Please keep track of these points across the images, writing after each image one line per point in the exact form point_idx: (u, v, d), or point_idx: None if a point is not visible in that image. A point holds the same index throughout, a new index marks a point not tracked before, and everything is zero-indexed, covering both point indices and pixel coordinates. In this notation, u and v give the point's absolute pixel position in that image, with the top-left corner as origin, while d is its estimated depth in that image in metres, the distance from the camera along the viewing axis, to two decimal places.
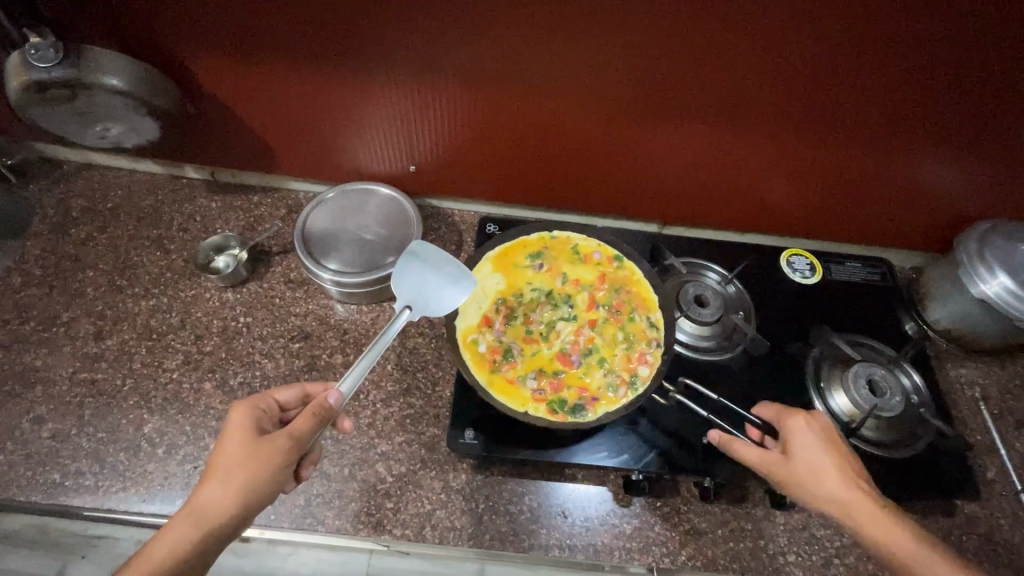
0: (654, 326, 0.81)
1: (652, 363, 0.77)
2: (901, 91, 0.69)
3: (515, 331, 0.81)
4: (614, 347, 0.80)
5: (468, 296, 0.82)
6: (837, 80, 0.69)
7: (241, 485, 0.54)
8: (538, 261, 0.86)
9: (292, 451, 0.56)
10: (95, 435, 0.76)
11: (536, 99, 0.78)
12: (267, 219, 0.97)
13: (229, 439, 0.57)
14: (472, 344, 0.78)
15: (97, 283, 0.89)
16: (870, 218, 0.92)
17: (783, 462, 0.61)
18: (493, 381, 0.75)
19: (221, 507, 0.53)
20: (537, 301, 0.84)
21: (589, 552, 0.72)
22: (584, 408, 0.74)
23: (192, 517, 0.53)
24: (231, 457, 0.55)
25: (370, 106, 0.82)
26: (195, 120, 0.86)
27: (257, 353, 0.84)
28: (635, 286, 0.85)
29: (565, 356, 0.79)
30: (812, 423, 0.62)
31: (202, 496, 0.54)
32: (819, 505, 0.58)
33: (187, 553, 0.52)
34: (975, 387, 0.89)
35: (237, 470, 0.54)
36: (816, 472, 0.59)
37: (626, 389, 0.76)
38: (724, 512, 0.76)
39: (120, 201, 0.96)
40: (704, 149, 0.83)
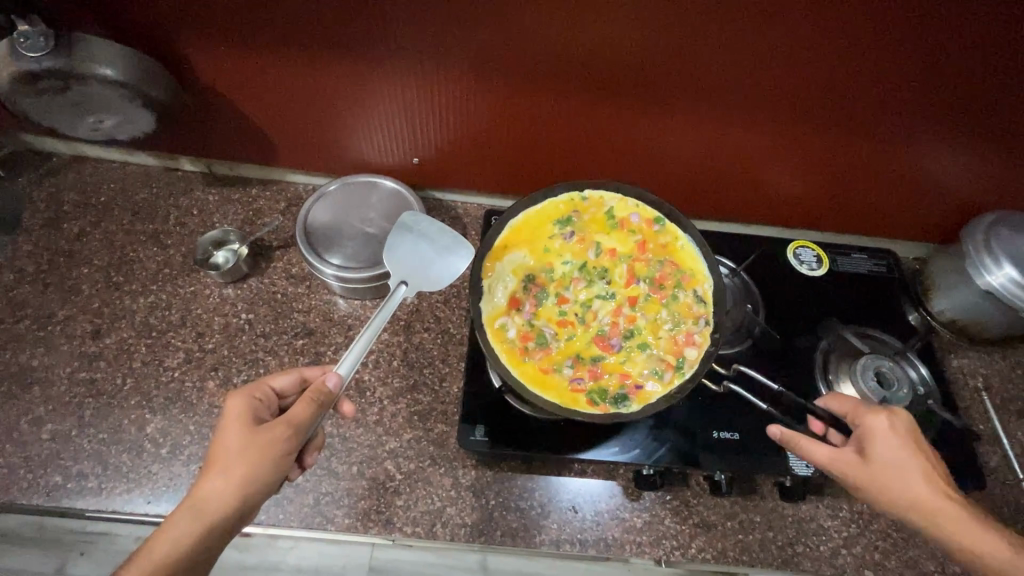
0: (703, 301, 0.78)
1: (701, 344, 0.75)
2: (909, 84, 0.69)
3: (547, 311, 0.78)
4: (657, 327, 0.78)
5: (493, 275, 0.78)
6: (846, 74, 0.68)
7: (241, 477, 0.52)
8: (569, 230, 0.81)
9: (292, 439, 0.55)
10: (96, 436, 0.75)
11: (544, 90, 0.76)
12: (267, 212, 0.95)
13: (227, 430, 0.55)
14: (500, 329, 0.75)
15: (92, 279, 0.86)
16: (876, 210, 0.92)
17: (859, 461, 0.60)
18: (528, 372, 0.73)
19: (221, 501, 0.52)
20: (570, 277, 0.80)
21: (600, 547, 0.73)
22: (628, 398, 0.72)
23: (193, 512, 0.51)
24: (230, 447, 0.53)
25: (373, 97, 0.80)
26: (192, 111, 0.83)
27: (260, 350, 0.83)
28: (680, 258, 0.81)
29: (604, 340, 0.77)
30: (891, 420, 0.61)
31: (202, 489, 0.52)
32: (895, 506, 0.58)
33: (189, 549, 0.50)
34: (978, 377, 0.90)
35: (237, 461, 0.52)
36: (895, 470, 0.58)
37: (673, 373, 0.74)
38: (733, 505, 0.76)
39: (114, 195, 0.94)
40: (714, 141, 0.82)
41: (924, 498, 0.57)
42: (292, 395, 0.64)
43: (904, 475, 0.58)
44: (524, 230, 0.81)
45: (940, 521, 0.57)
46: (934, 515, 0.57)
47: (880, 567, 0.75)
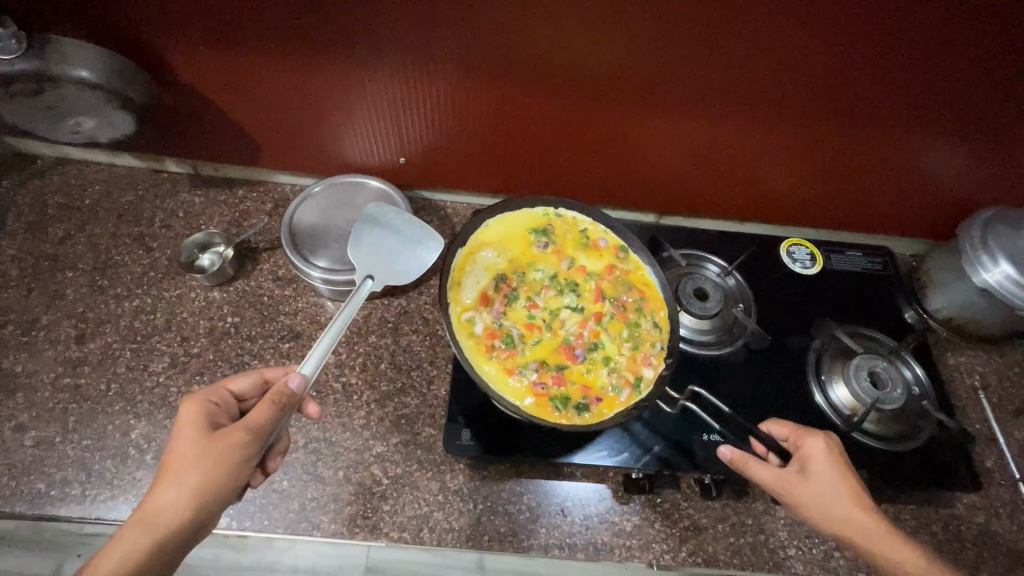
0: (660, 327, 0.78)
1: (656, 365, 0.75)
2: (900, 79, 0.67)
3: (516, 314, 0.78)
4: (619, 345, 0.77)
5: (467, 268, 0.78)
6: (834, 69, 0.67)
7: (194, 486, 0.51)
8: (543, 241, 0.83)
9: (250, 444, 0.54)
10: (80, 443, 0.74)
11: (530, 87, 0.75)
12: (253, 214, 0.94)
13: (181, 438, 0.54)
14: (468, 322, 0.75)
15: (77, 283, 0.85)
16: (871, 206, 0.90)
17: (800, 479, 0.59)
18: (491, 368, 0.72)
19: (176, 510, 0.51)
20: (540, 284, 0.81)
21: (590, 551, 0.72)
22: (585, 408, 0.72)
23: (144, 523, 0.50)
24: (184, 456, 0.53)
25: (356, 96, 0.79)
26: (173, 112, 0.82)
27: (246, 354, 0.82)
28: (643, 285, 0.81)
29: (569, 348, 0.76)
30: (829, 443, 0.61)
31: (155, 500, 0.51)
32: (834, 528, 0.57)
33: (141, 561, 0.49)
34: (974, 375, 0.89)
35: (190, 470, 0.52)
36: (833, 489, 0.58)
37: (630, 391, 0.73)
38: (725, 508, 0.75)
39: (99, 197, 0.93)
40: (703, 137, 0.80)
41: (862, 521, 0.57)
42: (253, 398, 0.64)
43: (842, 497, 0.58)
44: (500, 232, 0.83)
45: (877, 545, 0.56)
46: (872, 539, 0.56)
47: (874, 570, 0.74)
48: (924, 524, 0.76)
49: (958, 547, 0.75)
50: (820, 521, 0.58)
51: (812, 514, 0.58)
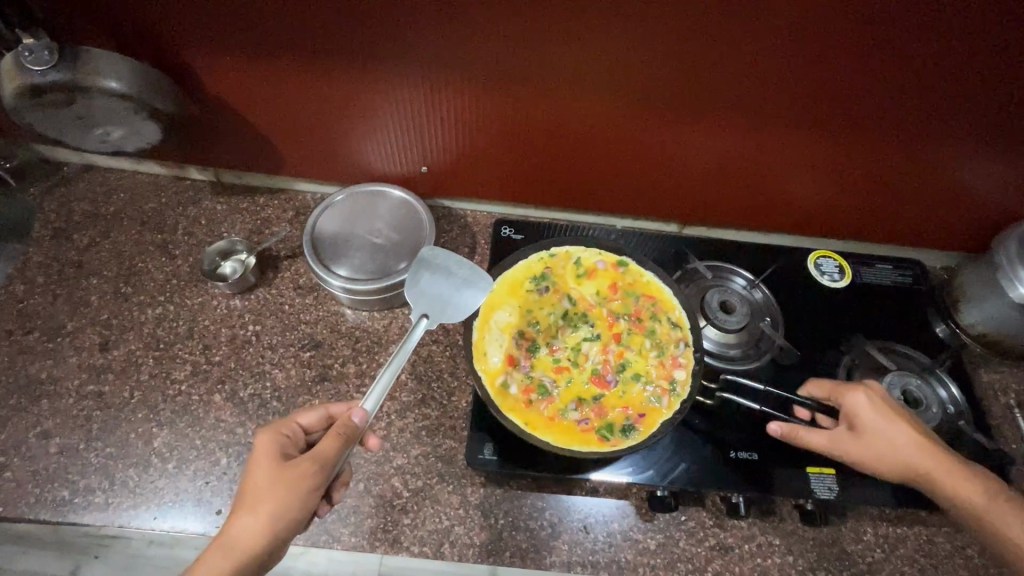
0: (677, 325, 0.74)
1: (686, 364, 0.71)
2: (937, 89, 0.66)
3: (542, 361, 0.72)
4: (646, 357, 0.73)
5: (481, 333, 0.72)
6: (866, 80, 0.66)
7: (269, 512, 0.52)
8: (542, 283, 0.77)
9: (317, 474, 0.54)
10: (104, 450, 0.74)
11: (561, 96, 0.74)
12: (274, 222, 0.94)
13: (256, 468, 0.55)
14: (503, 387, 0.68)
15: (101, 290, 0.86)
16: (906, 217, 0.88)
17: (853, 438, 0.64)
18: (534, 425, 0.66)
19: (253, 538, 0.51)
20: (554, 326, 0.75)
21: (613, 569, 0.70)
22: (634, 427, 0.67)
23: (225, 549, 0.51)
24: (260, 485, 0.53)
25: (383, 105, 0.79)
26: (198, 122, 0.82)
27: (267, 363, 0.82)
28: (651, 291, 0.77)
29: (600, 378, 0.71)
30: (872, 395, 0.64)
31: (234, 527, 0.52)
32: (895, 471, 0.62)
33: None
34: (1010, 393, 0.86)
35: (265, 498, 0.52)
36: (888, 443, 0.62)
37: (670, 397, 0.69)
38: (751, 527, 0.73)
39: (123, 205, 0.94)
40: (736, 147, 0.79)
41: (916, 460, 0.61)
42: (320, 431, 0.63)
43: (893, 439, 0.62)
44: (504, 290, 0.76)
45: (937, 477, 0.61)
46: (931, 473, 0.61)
47: None
48: (959, 548, 0.74)
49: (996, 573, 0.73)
50: (884, 469, 0.62)
51: (872, 467, 0.63)
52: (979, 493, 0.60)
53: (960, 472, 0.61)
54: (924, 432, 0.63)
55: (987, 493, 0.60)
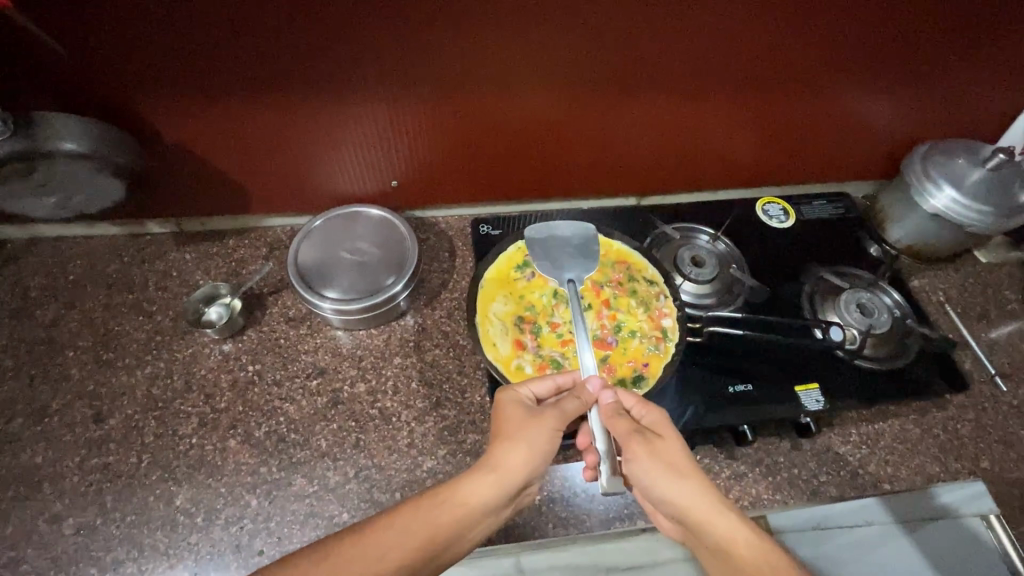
0: (654, 282, 0.80)
1: (671, 312, 0.76)
2: (836, 35, 0.77)
3: (546, 339, 0.75)
4: (635, 314, 0.77)
5: (486, 325, 0.73)
6: (779, 37, 0.75)
7: (527, 444, 0.59)
8: (528, 270, 0.79)
9: (563, 422, 0.61)
10: (124, 520, 0.71)
11: (519, 90, 0.78)
12: (250, 261, 0.94)
13: (507, 411, 0.63)
14: (518, 370, 0.71)
15: (81, 361, 0.83)
16: (827, 154, 1.00)
17: (652, 442, 0.60)
18: None
19: (516, 463, 0.58)
20: (548, 305, 0.78)
21: (648, 516, 0.76)
22: (642, 376, 0.72)
23: (494, 470, 0.57)
24: (517, 422, 0.61)
25: (348, 126, 0.81)
26: (157, 172, 0.81)
27: (276, 399, 0.82)
28: (624, 256, 0.82)
29: (600, 342, 0.75)
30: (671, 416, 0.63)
31: (497, 453, 0.59)
32: (667, 483, 0.57)
33: (489, 500, 0.56)
34: (939, 291, 1.00)
35: (524, 432, 0.60)
36: (684, 467, 0.58)
37: (664, 343, 0.74)
38: (758, 451, 0.81)
39: (83, 272, 0.90)
40: (679, 115, 0.87)
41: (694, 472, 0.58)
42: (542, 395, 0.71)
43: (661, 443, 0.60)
44: (494, 283, 0.78)
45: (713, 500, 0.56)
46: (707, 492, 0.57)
47: (896, 479, 0.81)
48: (927, 429, 0.85)
49: (959, 444, 0.85)
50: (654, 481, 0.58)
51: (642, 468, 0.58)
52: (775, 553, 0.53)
53: (712, 503, 0.56)
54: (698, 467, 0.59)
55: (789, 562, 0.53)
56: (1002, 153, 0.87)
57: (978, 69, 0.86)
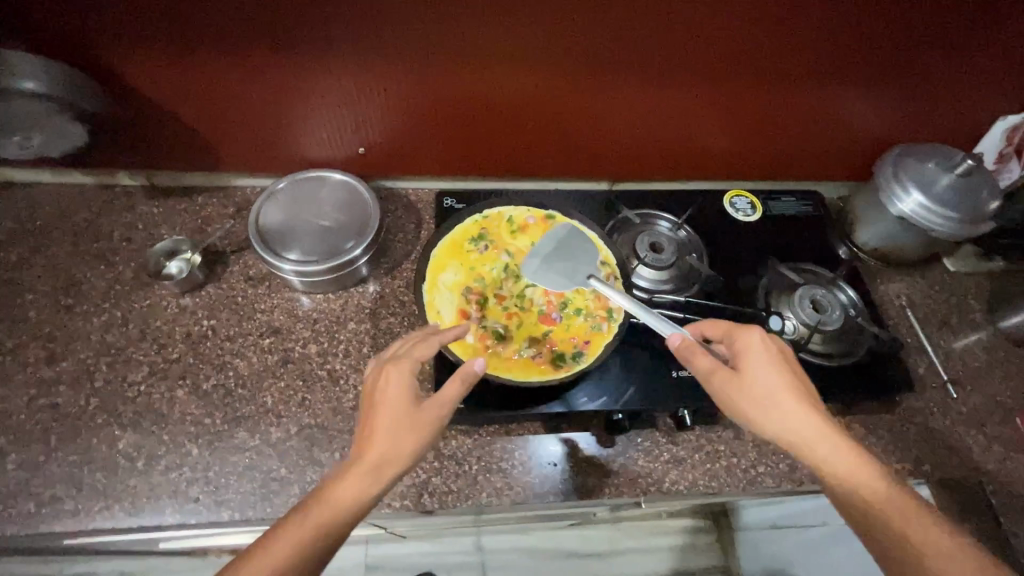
0: (606, 263, 0.80)
1: (619, 293, 0.77)
2: (804, 30, 0.76)
3: (492, 311, 0.75)
4: (583, 294, 0.78)
5: (432, 293, 0.74)
6: (745, 28, 0.75)
7: (412, 440, 0.55)
8: (481, 243, 0.80)
9: (450, 411, 0.57)
10: (67, 459, 0.73)
11: (487, 65, 0.78)
12: (216, 218, 0.95)
13: (390, 398, 0.57)
14: (460, 339, 0.72)
15: (39, 305, 0.84)
16: (800, 151, 1.00)
17: (735, 375, 0.61)
18: (495, 367, 0.70)
19: (399, 460, 0.54)
20: (497, 279, 0.78)
21: (582, 493, 0.77)
22: (582, 353, 0.72)
23: (374, 469, 0.53)
24: (400, 417, 0.56)
25: (313, 90, 0.81)
26: (123, 122, 0.82)
27: (228, 354, 0.83)
28: (579, 236, 0.82)
29: (546, 317, 0.76)
30: (762, 343, 0.63)
31: (377, 451, 0.54)
32: (762, 422, 0.59)
33: (369, 502, 0.52)
34: (901, 296, 1.00)
35: (407, 429, 0.55)
36: (772, 396, 0.59)
37: (608, 323, 0.75)
38: (699, 438, 0.82)
39: (50, 218, 0.91)
40: (647, 102, 0.87)
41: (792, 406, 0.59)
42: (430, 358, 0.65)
43: (756, 378, 0.60)
44: (446, 253, 0.79)
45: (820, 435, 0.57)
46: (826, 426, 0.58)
47: None
48: (871, 429, 0.86)
49: (902, 446, 0.85)
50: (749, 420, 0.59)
51: (731, 406, 0.61)
52: (872, 482, 0.55)
53: (846, 435, 0.58)
54: (807, 395, 0.60)
55: (890, 489, 0.55)
56: (971, 159, 0.87)
57: (952, 72, 0.85)
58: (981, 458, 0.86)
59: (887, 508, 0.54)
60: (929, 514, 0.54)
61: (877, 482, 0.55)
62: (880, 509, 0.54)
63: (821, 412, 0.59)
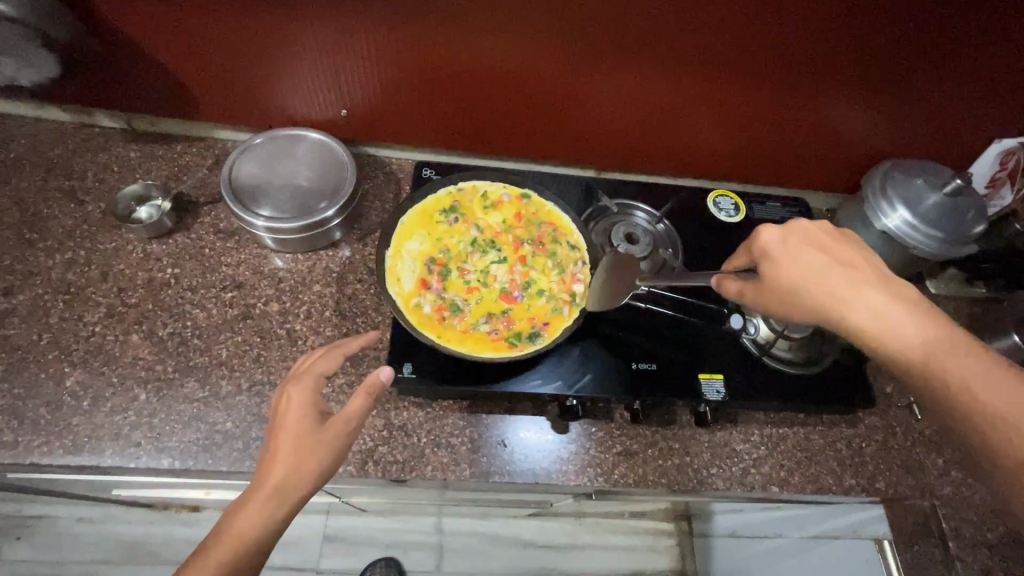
0: (576, 247, 0.78)
1: (584, 278, 0.75)
2: (792, 24, 0.75)
3: (453, 283, 0.74)
4: (549, 275, 0.76)
5: (394, 259, 0.73)
6: (732, 14, 0.74)
7: (313, 462, 0.56)
8: (451, 215, 0.78)
9: (352, 427, 0.59)
10: (11, 391, 0.72)
11: (476, 29, 0.77)
12: (192, 168, 0.93)
13: (290, 423, 0.58)
14: (416, 307, 0.70)
15: (2, 236, 0.83)
16: (789, 155, 0.98)
17: (760, 286, 0.63)
18: (448, 338, 0.69)
19: (304, 481, 0.55)
20: (464, 252, 0.77)
21: (528, 476, 0.76)
22: (540, 334, 0.71)
23: (278, 494, 0.54)
24: (299, 441, 0.57)
25: (296, 41, 0.80)
26: (100, 57, 0.80)
27: (188, 304, 0.82)
28: (551, 218, 0.81)
29: (507, 295, 0.74)
30: (769, 240, 0.61)
31: (279, 476, 0.55)
32: (805, 320, 0.60)
33: (275, 525, 0.54)
34: None
35: (309, 451, 0.56)
36: (796, 292, 0.59)
37: (570, 307, 0.73)
38: (654, 433, 0.81)
39: (24, 151, 0.90)
40: (633, 86, 0.86)
41: (833, 280, 0.58)
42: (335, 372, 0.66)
43: (792, 266, 0.60)
44: (414, 221, 0.77)
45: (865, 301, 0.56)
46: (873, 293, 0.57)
47: (787, 484, 0.81)
48: (830, 441, 0.85)
49: (859, 461, 0.84)
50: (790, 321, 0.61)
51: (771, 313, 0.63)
52: (953, 351, 0.53)
53: (892, 305, 0.56)
54: (829, 282, 0.58)
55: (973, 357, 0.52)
56: (960, 179, 0.85)
57: (944, 85, 0.84)
58: (938, 482, 0.85)
59: (946, 368, 0.52)
60: (986, 367, 0.52)
61: (925, 348, 0.54)
62: (936, 372, 0.53)
63: (867, 287, 0.57)
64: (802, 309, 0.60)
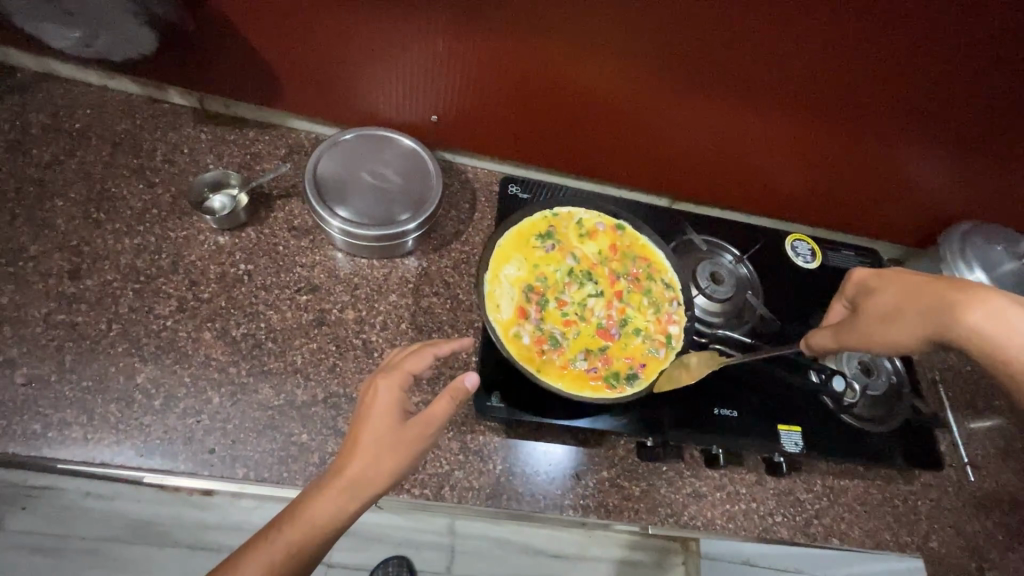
0: (670, 286, 0.78)
1: (680, 320, 0.75)
2: (909, 94, 0.73)
3: (551, 315, 0.74)
4: (643, 313, 0.76)
5: (494, 285, 0.72)
6: (852, 78, 0.72)
7: (389, 461, 0.52)
8: (549, 242, 0.78)
9: (432, 432, 0.54)
10: (79, 383, 0.69)
11: (593, 59, 0.74)
12: (266, 158, 0.89)
13: (374, 416, 0.54)
14: (515, 337, 0.70)
15: (69, 214, 0.79)
16: (868, 209, 0.98)
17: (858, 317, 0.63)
18: (547, 373, 0.68)
19: (376, 480, 0.51)
20: (560, 282, 0.76)
21: (601, 512, 0.75)
22: (637, 375, 0.71)
23: (350, 489, 0.50)
24: (380, 437, 0.53)
25: (396, 46, 0.76)
26: (188, 36, 0.76)
27: (261, 303, 0.79)
28: (646, 253, 0.80)
29: (603, 331, 0.74)
30: (863, 278, 0.64)
31: (354, 470, 0.51)
32: (909, 339, 0.57)
33: (342, 521, 0.50)
34: (935, 370, 0.99)
35: (386, 448, 0.52)
36: (896, 309, 0.59)
37: (666, 350, 0.73)
38: (722, 477, 0.81)
39: (90, 122, 0.85)
40: (732, 129, 0.84)
41: (937, 290, 0.56)
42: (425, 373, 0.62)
43: (890, 287, 0.61)
44: (511, 245, 0.76)
45: (975, 313, 0.53)
46: (986, 301, 0.53)
47: (846, 537, 0.82)
48: (887, 497, 0.86)
49: (914, 519, 0.85)
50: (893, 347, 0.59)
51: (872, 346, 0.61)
52: None
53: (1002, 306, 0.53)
54: (922, 294, 0.57)
55: None
56: None
57: None
58: (985, 545, 0.87)
59: None
60: None
61: None
62: None
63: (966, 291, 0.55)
64: (902, 329, 0.58)
